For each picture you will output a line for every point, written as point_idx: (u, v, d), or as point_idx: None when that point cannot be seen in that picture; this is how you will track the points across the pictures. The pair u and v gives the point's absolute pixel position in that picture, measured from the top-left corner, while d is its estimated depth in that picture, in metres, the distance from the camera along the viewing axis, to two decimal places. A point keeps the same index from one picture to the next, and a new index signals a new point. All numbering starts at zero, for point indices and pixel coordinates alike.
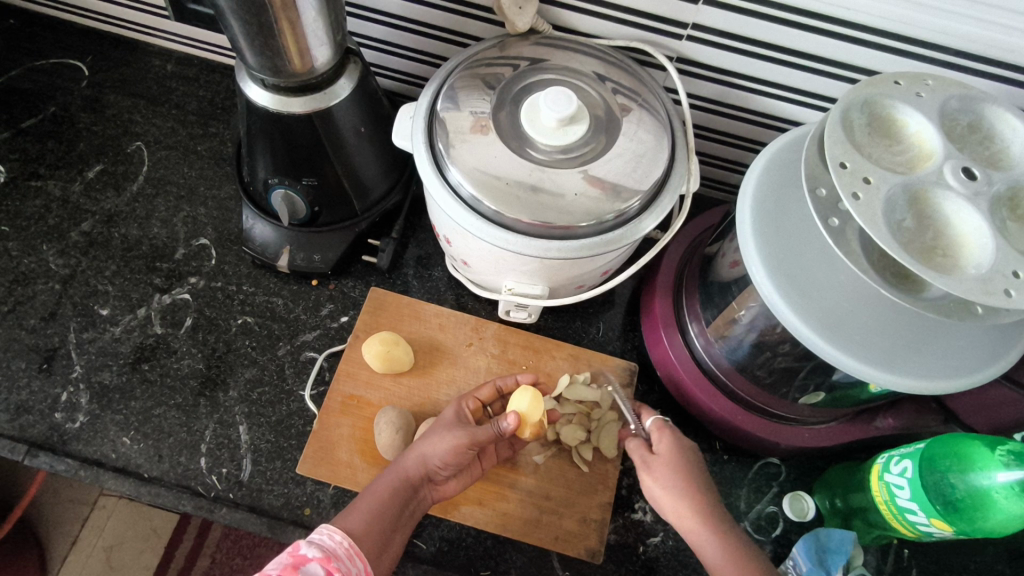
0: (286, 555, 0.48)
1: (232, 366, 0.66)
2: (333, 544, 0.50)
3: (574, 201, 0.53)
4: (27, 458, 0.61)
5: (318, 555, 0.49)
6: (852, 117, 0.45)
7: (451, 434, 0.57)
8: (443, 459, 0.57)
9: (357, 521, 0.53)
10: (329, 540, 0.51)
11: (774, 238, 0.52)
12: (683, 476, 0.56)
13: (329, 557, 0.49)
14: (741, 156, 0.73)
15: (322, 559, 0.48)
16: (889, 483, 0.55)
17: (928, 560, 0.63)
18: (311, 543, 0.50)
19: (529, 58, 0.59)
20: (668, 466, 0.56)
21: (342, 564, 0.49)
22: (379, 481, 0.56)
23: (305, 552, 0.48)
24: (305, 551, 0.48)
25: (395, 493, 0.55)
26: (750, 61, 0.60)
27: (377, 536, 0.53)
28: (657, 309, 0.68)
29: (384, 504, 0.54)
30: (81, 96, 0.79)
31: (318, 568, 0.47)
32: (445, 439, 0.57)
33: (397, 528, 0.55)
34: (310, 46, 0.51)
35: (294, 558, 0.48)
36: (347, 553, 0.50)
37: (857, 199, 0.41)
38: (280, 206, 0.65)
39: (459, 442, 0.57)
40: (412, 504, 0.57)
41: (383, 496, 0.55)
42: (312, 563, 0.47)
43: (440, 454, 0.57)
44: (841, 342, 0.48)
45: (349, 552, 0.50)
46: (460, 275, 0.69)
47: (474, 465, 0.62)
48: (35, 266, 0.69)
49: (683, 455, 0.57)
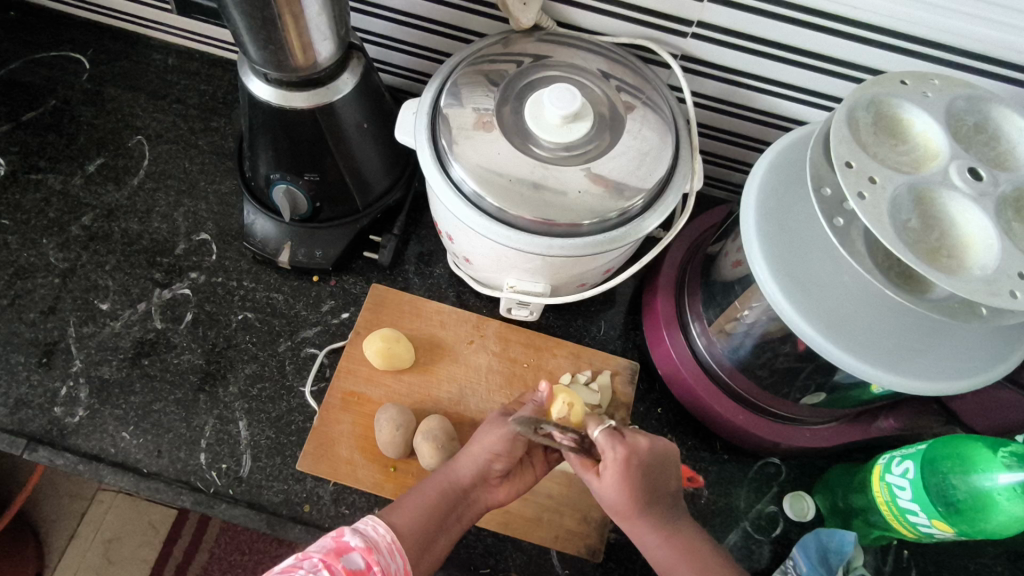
0: (329, 541, 0.48)
1: (232, 362, 0.66)
2: (376, 536, 0.50)
3: (578, 199, 0.53)
4: (27, 452, 0.61)
5: (361, 545, 0.48)
6: (858, 117, 0.45)
7: (498, 428, 0.57)
8: (495, 453, 0.56)
9: (401, 521, 0.52)
10: (373, 532, 0.50)
11: (779, 237, 0.51)
12: (625, 501, 0.52)
13: (372, 548, 0.48)
14: (743, 154, 0.73)
15: (364, 549, 0.48)
16: (890, 484, 0.55)
17: (927, 561, 0.63)
18: (356, 532, 0.50)
19: (533, 54, 0.59)
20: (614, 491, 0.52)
21: (382, 558, 0.48)
22: (428, 482, 0.56)
23: (348, 539, 0.48)
24: (348, 539, 0.48)
25: (444, 493, 0.55)
26: (755, 60, 0.60)
27: (417, 539, 0.51)
28: (659, 307, 0.68)
29: (428, 506, 0.53)
30: (82, 90, 0.79)
31: (359, 559, 0.47)
32: (496, 431, 0.57)
33: (441, 530, 0.53)
34: (314, 40, 0.51)
35: (337, 545, 0.47)
36: (389, 548, 0.49)
37: (863, 198, 0.41)
38: (281, 200, 0.65)
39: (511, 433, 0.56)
40: (461, 505, 0.55)
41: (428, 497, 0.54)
42: (354, 553, 0.47)
43: (494, 446, 0.56)
44: (845, 342, 0.48)
45: (390, 546, 0.50)
46: (460, 271, 0.68)
47: (529, 467, 0.60)
48: (35, 260, 0.69)
49: (630, 472, 0.52)
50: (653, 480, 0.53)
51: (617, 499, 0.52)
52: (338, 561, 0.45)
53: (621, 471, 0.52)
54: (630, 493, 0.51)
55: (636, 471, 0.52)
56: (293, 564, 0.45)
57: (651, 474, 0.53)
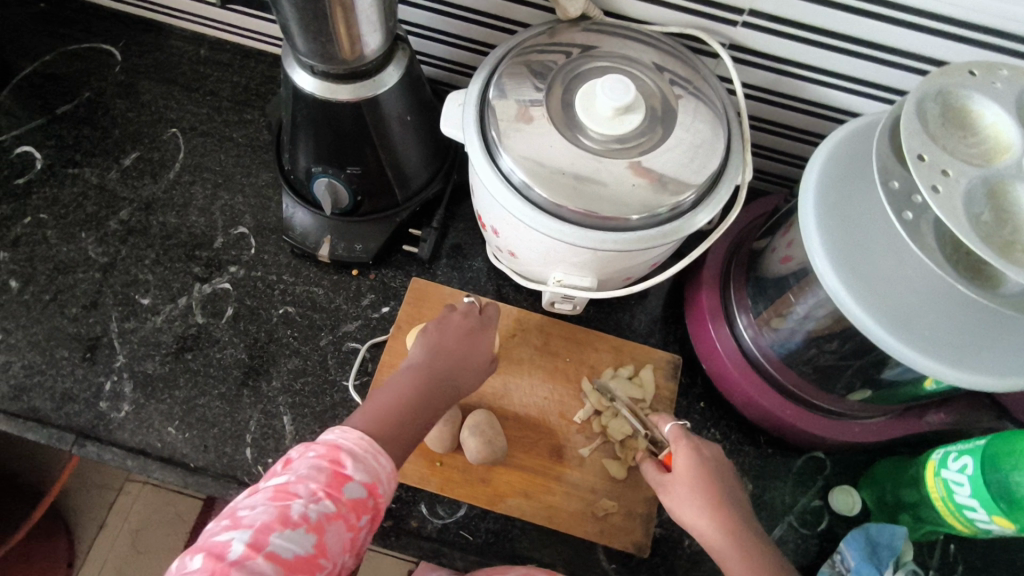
0: (326, 465, 0.44)
1: (275, 356, 0.66)
2: (375, 464, 0.46)
3: (631, 192, 0.52)
4: (75, 447, 0.61)
5: (363, 478, 0.45)
6: (926, 108, 0.44)
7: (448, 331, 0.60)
8: (434, 345, 0.58)
9: (370, 422, 0.49)
10: (371, 458, 0.46)
11: (841, 229, 0.50)
12: (703, 501, 0.54)
13: (374, 482, 0.46)
14: (787, 145, 0.72)
15: (366, 481, 0.45)
16: (946, 479, 0.54)
17: (974, 555, 0.63)
18: (354, 456, 0.46)
19: (582, 45, 0.58)
20: (687, 491, 0.55)
21: (382, 487, 0.46)
22: (393, 387, 0.53)
23: (349, 469, 0.45)
24: (349, 469, 0.45)
25: (414, 390, 0.53)
26: (807, 49, 0.58)
27: (388, 437, 0.49)
28: (704, 301, 0.67)
29: (398, 402, 0.52)
30: (115, 82, 0.78)
31: (361, 489, 0.44)
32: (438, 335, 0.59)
33: (413, 424, 0.51)
34: (363, 32, 0.51)
35: (336, 471, 0.45)
36: (388, 476, 0.47)
37: (937, 191, 0.40)
38: (323, 193, 0.64)
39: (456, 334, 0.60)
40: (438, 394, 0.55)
41: (399, 394, 0.52)
42: (355, 483, 0.44)
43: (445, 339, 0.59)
44: (911, 337, 0.47)
45: (371, 450, 0.47)
46: (501, 265, 0.68)
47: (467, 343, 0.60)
48: (75, 254, 0.69)
49: (704, 463, 0.55)
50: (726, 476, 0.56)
51: (693, 495, 0.54)
52: (341, 493, 0.43)
53: (692, 468, 0.55)
54: (705, 491, 0.54)
55: (708, 466, 0.55)
56: (286, 484, 0.43)
57: (720, 472, 0.56)
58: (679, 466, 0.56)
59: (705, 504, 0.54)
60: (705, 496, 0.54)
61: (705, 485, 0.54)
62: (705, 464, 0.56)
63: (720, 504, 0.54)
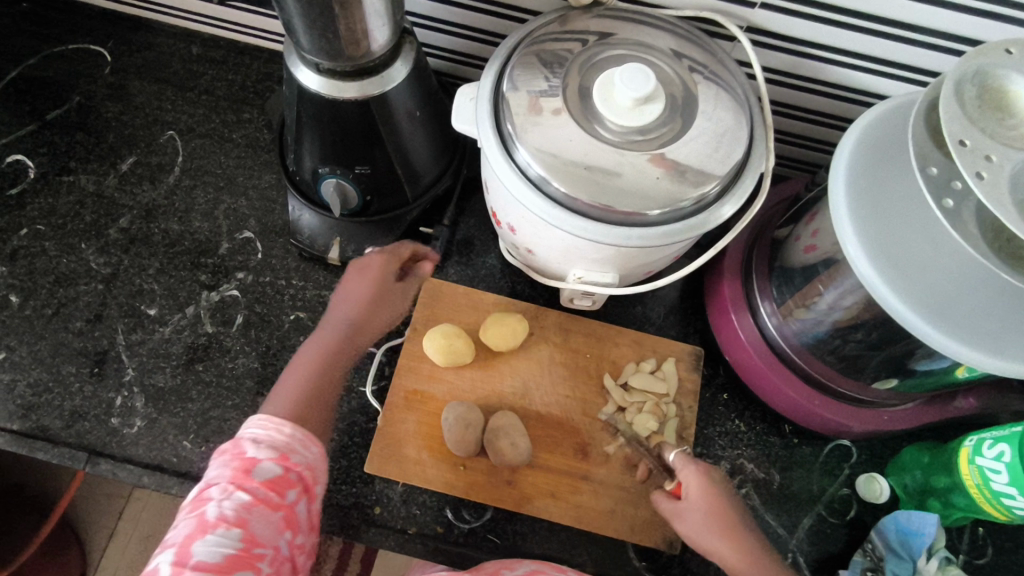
0: (233, 462, 0.46)
1: (289, 364, 0.64)
2: (280, 436, 0.48)
3: (656, 185, 0.51)
4: (89, 466, 0.59)
5: (269, 454, 0.47)
6: (964, 90, 0.43)
7: (360, 276, 0.61)
8: (347, 316, 0.59)
9: (288, 406, 0.51)
10: (278, 432, 0.48)
11: (873, 217, 0.49)
12: (717, 525, 0.54)
13: (283, 455, 0.47)
14: (805, 129, 0.70)
15: (274, 457, 0.47)
16: (981, 467, 0.54)
17: (1003, 537, 0.63)
18: (257, 441, 0.47)
19: (597, 32, 0.56)
20: (701, 516, 0.54)
21: (298, 457, 0.48)
22: (303, 355, 0.57)
23: (252, 453, 0.46)
24: (252, 453, 0.46)
25: (323, 365, 0.56)
26: (829, 30, 0.56)
27: (305, 420, 0.52)
28: (725, 291, 0.65)
29: (311, 384, 0.54)
30: (106, 84, 0.75)
31: (270, 467, 0.46)
32: (353, 284, 0.61)
33: (320, 403, 0.54)
34: (370, 27, 0.49)
35: (242, 462, 0.45)
36: (302, 442, 0.48)
37: (982, 178, 0.39)
38: (331, 195, 0.62)
39: (371, 275, 0.61)
40: (335, 373, 0.57)
41: (306, 370, 0.55)
42: (262, 463, 0.46)
43: (346, 292, 0.60)
44: (949, 326, 0.46)
45: (294, 436, 0.48)
46: (516, 261, 0.66)
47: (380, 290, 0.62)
48: (75, 266, 0.66)
49: (709, 482, 0.56)
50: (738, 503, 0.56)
51: (710, 519, 0.54)
52: (251, 479, 0.45)
53: (704, 491, 0.55)
54: (719, 513, 0.54)
55: (715, 489, 0.56)
56: (201, 493, 0.44)
57: (729, 494, 0.56)
58: (690, 489, 0.56)
59: (720, 527, 0.54)
60: (717, 520, 0.54)
61: (715, 509, 0.54)
62: (714, 485, 0.56)
63: (735, 527, 0.54)
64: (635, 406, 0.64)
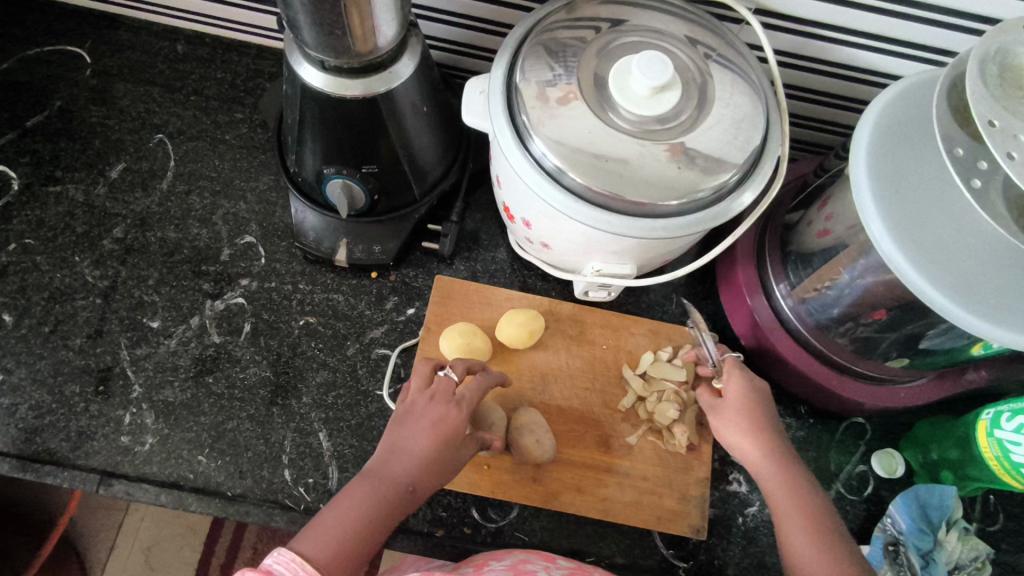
0: None
1: (302, 371, 0.63)
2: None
3: (679, 175, 0.50)
4: (101, 487, 0.57)
5: None
6: (988, 70, 0.43)
7: (432, 420, 0.51)
8: (409, 474, 0.49)
9: (321, 551, 0.44)
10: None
11: (895, 200, 0.49)
12: (749, 422, 0.56)
13: None
14: (809, 109, 0.70)
15: None
16: (1001, 440, 0.54)
17: (1013, 504, 0.65)
18: None
19: (609, 19, 0.55)
20: (735, 413, 0.57)
21: None
22: (356, 487, 0.48)
23: None
24: None
25: (369, 518, 0.46)
26: (839, 10, 0.56)
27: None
28: (739, 275, 0.66)
29: (348, 535, 0.45)
30: (87, 87, 0.72)
31: None
32: (424, 423, 0.51)
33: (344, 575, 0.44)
34: (378, 22, 0.47)
35: None
36: None
37: (1013, 158, 0.39)
38: (337, 196, 0.61)
39: (433, 418, 0.51)
40: (377, 534, 0.47)
41: (355, 510, 0.46)
42: None
43: (418, 431, 0.50)
44: (977, 306, 0.46)
45: None
46: (528, 255, 0.65)
47: (445, 441, 0.50)
48: (70, 280, 0.64)
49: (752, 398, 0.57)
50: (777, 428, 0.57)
51: (745, 420, 0.56)
52: None
53: (741, 392, 0.58)
54: (756, 421, 0.56)
55: (757, 398, 0.58)
56: None
57: (769, 404, 0.58)
58: (731, 390, 0.58)
59: (755, 431, 0.56)
60: (754, 427, 0.56)
61: (754, 420, 0.56)
62: (755, 392, 0.58)
63: (771, 439, 0.55)
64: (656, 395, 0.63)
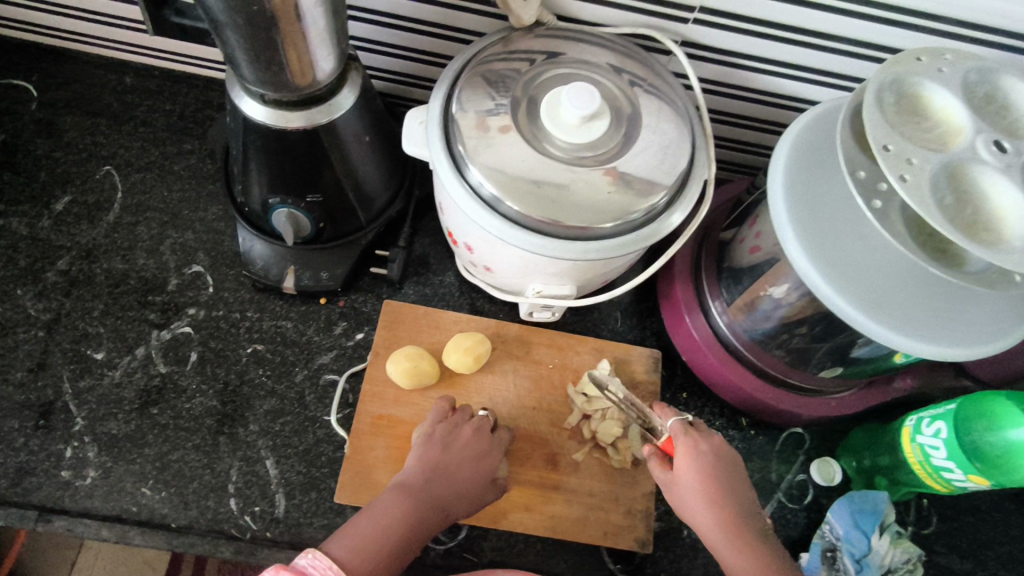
0: None
1: (249, 399, 0.63)
2: None
3: (609, 200, 0.53)
4: (40, 524, 0.57)
5: None
6: (884, 98, 0.46)
7: (477, 451, 0.58)
8: (451, 497, 0.55)
9: (352, 550, 0.48)
10: None
11: (810, 221, 0.52)
12: (707, 490, 0.55)
13: None
14: (741, 134, 0.74)
15: None
16: (923, 444, 0.57)
17: (945, 507, 0.68)
18: None
19: (542, 51, 0.57)
20: (689, 480, 0.55)
21: None
22: (392, 495, 0.53)
23: None
24: None
25: (409, 525, 0.51)
26: (756, 42, 0.60)
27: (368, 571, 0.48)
28: (679, 293, 0.68)
29: (390, 536, 0.50)
30: (33, 120, 0.72)
31: None
32: (468, 450, 0.57)
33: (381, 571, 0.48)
34: (315, 58, 0.49)
35: None
36: None
37: (905, 181, 0.42)
38: (283, 225, 0.62)
39: (475, 447, 0.58)
40: (415, 544, 0.51)
41: (390, 516, 0.51)
42: None
43: (463, 456, 0.57)
44: (887, 319, 0.49)
45: None
46: (474, 279, 0.67)
47: (484, 471, 0.57)
48: (12, 313, 0.63)
49: (706, 460, 0.56)
50: (733, 487, 0.56)
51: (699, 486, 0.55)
52: None
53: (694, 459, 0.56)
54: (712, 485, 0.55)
55: (711, 461, 0.56)
56: None
57: (727, 461, 0.57)
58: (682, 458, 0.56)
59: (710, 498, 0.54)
60: (708, 490, 0.55)
61: (708, 483, 0.55)
62: (712, 455, 0.57)
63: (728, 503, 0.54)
64: (600, 413, 0.64)
